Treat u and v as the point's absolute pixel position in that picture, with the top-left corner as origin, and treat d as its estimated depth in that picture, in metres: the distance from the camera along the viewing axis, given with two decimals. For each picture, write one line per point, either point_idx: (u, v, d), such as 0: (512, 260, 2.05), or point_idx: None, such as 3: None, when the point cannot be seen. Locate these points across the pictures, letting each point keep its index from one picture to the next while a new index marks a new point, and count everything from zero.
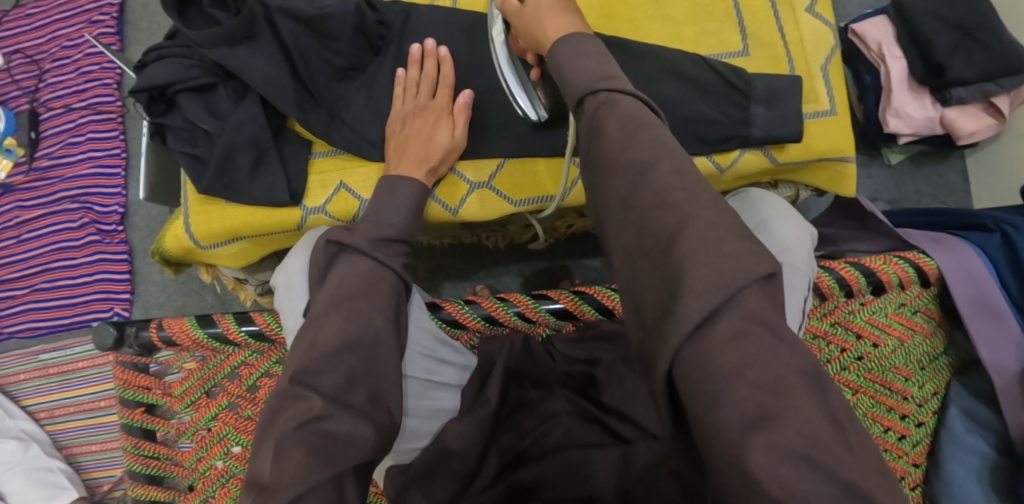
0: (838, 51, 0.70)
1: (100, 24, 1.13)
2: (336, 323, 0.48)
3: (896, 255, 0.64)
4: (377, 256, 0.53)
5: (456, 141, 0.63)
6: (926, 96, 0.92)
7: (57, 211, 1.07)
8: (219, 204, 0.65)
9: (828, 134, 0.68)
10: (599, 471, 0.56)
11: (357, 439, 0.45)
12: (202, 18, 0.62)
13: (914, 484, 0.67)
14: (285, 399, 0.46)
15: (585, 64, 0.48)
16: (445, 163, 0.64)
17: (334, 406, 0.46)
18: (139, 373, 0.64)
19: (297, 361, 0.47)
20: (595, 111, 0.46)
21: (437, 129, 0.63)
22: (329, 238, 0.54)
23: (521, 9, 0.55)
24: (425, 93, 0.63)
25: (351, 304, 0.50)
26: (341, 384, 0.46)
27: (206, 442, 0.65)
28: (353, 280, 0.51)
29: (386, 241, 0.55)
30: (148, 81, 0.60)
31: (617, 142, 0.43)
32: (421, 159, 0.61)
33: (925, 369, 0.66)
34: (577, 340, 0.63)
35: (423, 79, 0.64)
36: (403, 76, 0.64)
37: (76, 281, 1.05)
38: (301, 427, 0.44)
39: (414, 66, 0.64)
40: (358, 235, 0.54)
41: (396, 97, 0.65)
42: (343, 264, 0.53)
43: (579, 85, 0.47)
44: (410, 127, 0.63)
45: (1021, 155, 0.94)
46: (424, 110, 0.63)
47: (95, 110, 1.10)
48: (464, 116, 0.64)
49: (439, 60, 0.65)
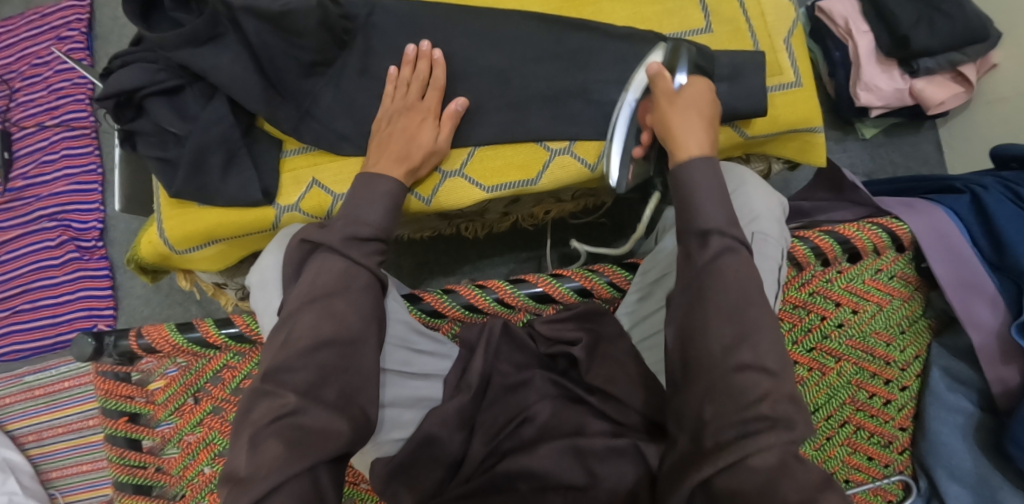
0: (800, 24, 0.71)
1: (69, 40, 1.12)
2: (308, 321, 0.49)
3: (870, 222, 0.64)
4: (353, 255, 0.53)
5: (439, 145, 0.63)
6: (894, 67, 0.93)
7: (35, 231, 1.06)
8: (191, 207, 0.65)
9: (794, 105, 0.68)
10: (588, 459, 0.54)
11: (333, 432, 0.46)
12: (167, 21, 0.63)
13: (903, 447, 0.68)
14: (258, 396, 0.47)
15: (719, 197, 0.51)
16: (426, 165, 0.63)
17: (307, 401, 0.47)
18: (120, 383, 0.64)
19: (270, 359, 0.48)
20: (716, 256, 0.49)
21: (422, 128, 0.62)
22: (303, 237, 0.54)
23: (674, 93, 0.58)
24: (414, 94, 0.63)
25: (325, 302, 0.50)
26: (312, 380, 0.48)
27: (193, 449, 0.64)
28: (327, 277, 0.51)
29: (360, 240, 0.54)
30: (116, 87, 0.60)
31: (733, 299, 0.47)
32: (401, 157, 0.60)
33: (905, 333, 0.67)
34: (557, 320, 0.61)
35: (414, 79, 0.64)
36: (395, 74, 0.64)
37: (57, 299, 1.04)
38: (275, 422, 0.45)
39: (407, 66, 0.64)
40: (332, 232, 0.54)
41: (387, 94, 0.64)
42: (316, 261, 0.53)
43: (706, 217, 0.50)
44: (396, 126, 0.62)
45: (990, 121, 0.95)
46: (410, 110, 0.63)
47: (68, 126, 1.09)
48: (451, 123, 0.64)
49: (433, 62, 0.64)
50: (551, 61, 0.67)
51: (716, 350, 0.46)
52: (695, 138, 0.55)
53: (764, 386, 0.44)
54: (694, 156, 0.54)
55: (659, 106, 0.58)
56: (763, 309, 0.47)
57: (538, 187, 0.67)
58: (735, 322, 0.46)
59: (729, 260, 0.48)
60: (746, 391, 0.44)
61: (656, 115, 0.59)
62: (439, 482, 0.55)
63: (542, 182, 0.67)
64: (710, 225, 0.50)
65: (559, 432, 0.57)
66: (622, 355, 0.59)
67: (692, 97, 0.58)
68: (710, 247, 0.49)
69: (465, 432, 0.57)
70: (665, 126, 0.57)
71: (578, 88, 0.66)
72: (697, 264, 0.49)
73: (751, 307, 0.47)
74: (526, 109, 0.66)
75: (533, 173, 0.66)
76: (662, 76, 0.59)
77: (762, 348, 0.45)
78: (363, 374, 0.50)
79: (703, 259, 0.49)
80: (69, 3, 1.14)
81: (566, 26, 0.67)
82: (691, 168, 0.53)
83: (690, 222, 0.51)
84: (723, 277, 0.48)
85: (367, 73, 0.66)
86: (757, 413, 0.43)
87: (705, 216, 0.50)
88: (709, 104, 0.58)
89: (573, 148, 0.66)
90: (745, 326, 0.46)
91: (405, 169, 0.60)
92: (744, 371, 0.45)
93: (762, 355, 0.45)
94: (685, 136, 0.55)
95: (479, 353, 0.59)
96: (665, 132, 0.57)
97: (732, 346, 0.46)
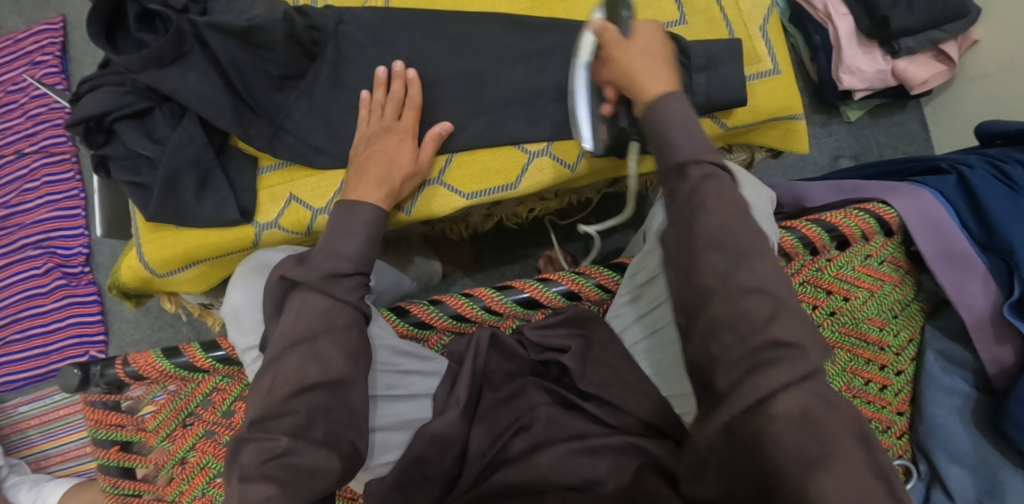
0: (775, 10, 0.70)
1: (44, 65, 1.11)
2: (294, 364, 0.49)
3: (857, 208, 0.64)
4: (337, 293, 0.51)
5: (419, 165, 0.63)
6: (876, 49, 0.93)
7: (20, 260, 1.05)
8: (169, 230, 0.65)
9: (773, 93, 0.68)
10: (588, 463, 0.54)
11: (322, 470, 0.46)
12: (132, 43, 0.61)
13: (901, 432, 0.68)
14: (244, 440, 0.47)
15: (694, 129, 0.47)
16: (407, 187, 0.62)
17: (299, 441, 0.47)
18: (109, 412, 0.62)
19: (256, 407, 0.48)
20: (699, 183, 0.45)
21: (402, 150, 0.61)
22: (282, 273, 0.53)
23: (623, 42, 0.54)
24: (389, 115, 0.62)
25: (309, 345, 0.49)
26: (301, 422, 0.47)
27: (188, 473, 0.63)
28: (310, 318, 0.50)
29: (339, 276, 0.52)
30: (83, 112, 0.59)
31: (717, 226, 0.43)
32: (381, 182, 0.59)
33: (898, 317, 0.66)
34: (545, 325, 0.61)
35: (388, 101, 0.63)
36: (368, 98, 0.63)
37: (47, 328, 1.03)
38: (267, 462, 0.46)
39: (380, 88, 0.63)
40: (312, 269, 0.52)
41: (362, 120, 0.63)
42: (296, 300, 0.51)
43: (683, 151, 0.46)
44: (373, 149, 0.61)
45: (974, 97, 0.95)
46: (388, 132, 0.62)
47: (48, 152, 1.08)
48: (432, 145, 0.63)
49: (408, 81, 0.63)
50: (525, 62, 0.66)
51: (712, 284, 0.42)
52: (656, 77, 0.51)
53: (769, 309, 0.41)
54: (662, 94, 0.49)
55: (611, 55, 0.54)
56: (751, 235, 0.43)
57: (518, 192, 0.66)
58: (723, 249, 0.43)
59: (714, 185, 0.44)
60: (752, 316, 0.41)
61: (614, 68, 0.54)
62: (436, 499, 0.54)
63: (522, 186, 0.66)
64: (686, 156, 0.46)
65: (555, 439, 0.57)
66: (615, 360, 0.59)
67: (644, 41, 0.54)
68: (688, 177, 0.45)
69: (457, 450, 0.55)
70: (624, 72, 0.53)
71: (555, 89, 0.65)
72: (678, 197, 0.45)
73: (742, 230, 0.43)
74: (503, 112, 0.65)
75: (513, 177, 0.66)
76: (606, 29, 0.55)
77: (760, 271, 0.42)
78: (350, 409, 0.49)
79: (684, 192, 0.45)
80: (41, 27, 1.13)
81: (540, 26, 0.67)
82: (665, 104, 0.48)
83: (665, 158, 0.47)
84: (706, 208, 0.44)
85: (338, 84, 0.65)
86: (768, 337, 0.40)
87: (682, 148, 0.46)
88: (662, 46, 0.54)
89: (551, 150, 0.66)
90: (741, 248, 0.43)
91: (384, 193, 0.59)
92: (744, 297, 0.41)
93: (762, 278, 0.42)
94: (647, 79, 0.51)
95: (467, 365, 0.58)
96: (626, 79, 0.52)
97: (729, 276, 0.42)
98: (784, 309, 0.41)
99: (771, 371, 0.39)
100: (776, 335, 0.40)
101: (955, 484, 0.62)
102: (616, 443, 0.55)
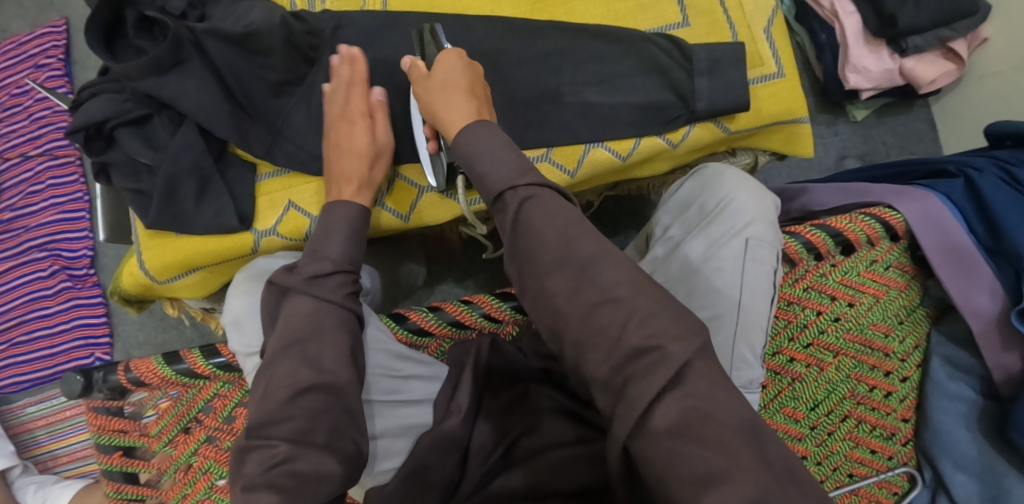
0: (780, 11, 0.69)
1: (47, 68, 1.11)
2: (290, 368, 0.48)
3: (862, 213, 0.63)
4: (319, 291, 0.52)
5: (379, 143, 0.62)
6: (883, 47, 0.91)
7: (26, 262, 1.06)
8: (169, 237, 0.65)
9: (777, 96, 0.67)
10: (583, 468, 0.54)
11: (325, 475, 0.46)
12: (131, 49, 0.61)
13: (906, 438, 0.66)
14: (246, 449, 0.47)
15: (500, 154, 0.49)
16: (377, 169, 0.62)
17: (299, 447, 0.46)
18: (111, 418, 0.62)
19: (255, 412, 0.48)
20: (519, 207, 0.46)
21: (355, 135, 0.60)
22: (272, 280, 0.54)
23: (427, 76, 0.58)
24: (345, 100, 0.61)
25: (302, 348, 0.49)
26: (302, 427, 0.47)
27: (189, 478, 0.63)
28: (298, 321, 0.51)
29: (323, 276, 0.53)
30: (84, 118, 0.59)
31: (552, 243, 0.44)
32: (353, 175, 0.60)
33: (903, 323, 0.65)
34: (535, 335, 0.64)
35: (341, 84, 0.62)
36: (329, 91, 0.62)
37: (53, 330, 1.04)
38: (270, 470, 0.45)
39: (335, 77, 0.62)
40: (297, 275, 0.53)
41: (325, 113, 0.63)
42: (287, 305, 0.52)
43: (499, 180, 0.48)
44: (331, 140, 0.61)
45: (983, 96, 0.93)
46: (341, 118, 0.61)
47: (51, 155, 1.08)
48: (382, 117, 0.63)
49: (353, 60, 0.62)
50: (524, 66, 0.65)
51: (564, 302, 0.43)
52: (456, 111, 0.54)
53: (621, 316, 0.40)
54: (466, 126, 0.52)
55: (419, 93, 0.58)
56: (587, 242, 0.43)
57: None
58: (568, 264, 0.43)
59: (535, 204, 0.46)
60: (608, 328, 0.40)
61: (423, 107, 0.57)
62: None
63: None
64: (501, 184, 0.47)
65: (556, 443, 0.57)
66: None
67: (444, 74, 0.57)
68: (508, 204, 0.47)
69: (459, 455, 0.55)
70: (429, 109, 0.56)
71: (551, 93, 0.65)
72: (507, 226, 0.46)
73: (574, 241, 0.43)
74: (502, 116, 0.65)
75: None
76: (414, 66, 0.59)
77: (607, 278, 0.42)
78: (350, 411, 0.49)
79: (511, 220, 0.46)
80: (44, 30, 1.13)
81: (540, 30, 0.66)
82: (470, 136, 0.51)
83: (486, 188, 0.48)
84: (534, 229, 0.45)
85: None
86: (629, 347, 0.39)
87: (495, 178, 0.48)
88: (467, 76, 0.57)
89: (551, 155, 0.65)
90: (581, 260, 0.43)
91: (356, 186, 0.59)
92: (602, 309, 0.41)
93: (607, 286, 0.41)
94: (452, 113, 0.54)
95: (468, 371, 0.58)
96: (434, 118, 0.56)
97: None
98: (635, 312, 0.40)
99: (641, 381, 0.38)
100: (634, 343, 0.39)
101: (960, 492, 0.62)
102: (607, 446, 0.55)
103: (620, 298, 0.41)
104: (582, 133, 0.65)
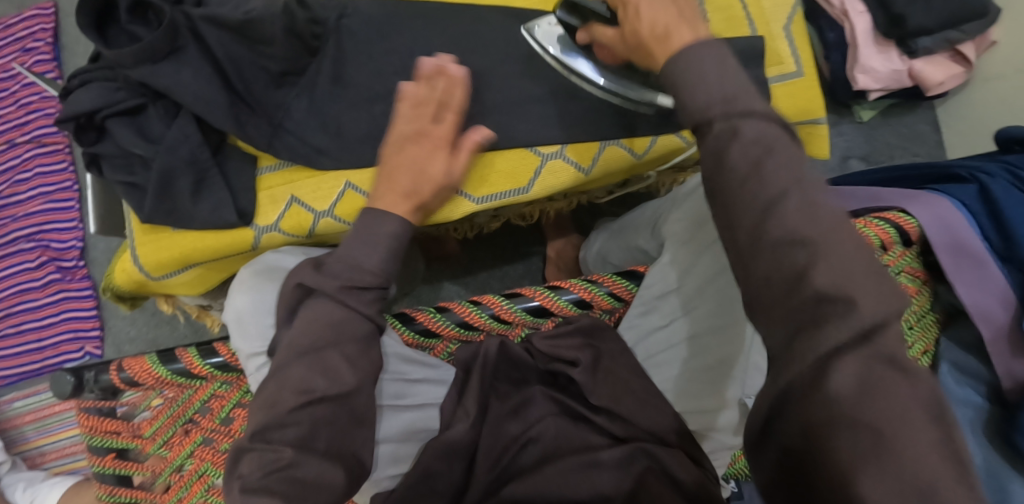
0: (799, 10, 0.68)
1: (35, 51, 1.07)
2: (301, 374, 0.47)
3: (876, 218, 0.63)
4: (352, 302, 0.50)
5: (451, 178, 0.58)
6: (892, 48, 0.91)
7: (13, 253, 1.02)
8: (164, 231, 0.62)
9: (794, 96, 0.66)
10: (602, 475, 0.52)
11: (325, 483, 0.44)
12: (124, 35, 0.58)
13: None
14: (244, 450, 0.45)
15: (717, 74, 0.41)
16: (437, 198, 0.58)
17: (302, 453, 0.45)
18: (104, 418, 0.60)
19: (258, 414, 0.46)
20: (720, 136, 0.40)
21: (433, 159, 0.57)
22: (299, 280, 0.52)
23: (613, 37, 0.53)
24: (428, 117, 0.58)
25: (320, 356, 0.48)
26: (304, 434, 0.45)
27: (184, 482, 0.59)
28: (318, 328, 0.49)
29: (360, 288, 0.51)
30: (73, 108, 0.57)
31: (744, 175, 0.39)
32: (408, 193, 0.56)
33: (913, 327, 0.64)
34: (556, 335, 0.58)
35: (432, 99, 0.58)
36: (409, 94, 0.58)
37: (41, 322, 1.01)
38: (269, 475, 0.43)
39: (424, 84, 0.58)
40: (330, 277, 0.51)
41: (400, 117, 0.58)
42: (309, 307, 0.50)
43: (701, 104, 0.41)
44: (402, 155, 0.57)
45: (987, 98, 0.93)
46: (422, 136, 0.57)
47: (39, 142, 1.05)
48: (468, 152, 0.59)
49: (452, 79, 0.59)
50: (536, 61, 0.64)
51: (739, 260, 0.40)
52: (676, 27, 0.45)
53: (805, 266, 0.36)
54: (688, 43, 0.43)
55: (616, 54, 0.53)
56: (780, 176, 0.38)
57: (529, 195, 0.64)
58: (751, 202, 0.38)
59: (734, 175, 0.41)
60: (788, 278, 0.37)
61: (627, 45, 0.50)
62: None
63: (534, 189, 0.64)
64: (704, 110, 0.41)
65: (566, 451, 0.55)
66: (627, 372, 0.56)
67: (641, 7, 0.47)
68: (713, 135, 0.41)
69: (465, 461, 0.54)
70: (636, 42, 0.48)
71: (565, 89, 0.64)
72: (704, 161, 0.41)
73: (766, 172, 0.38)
74: (511, 111, 0.63)
75: (524, 181, 0.64)
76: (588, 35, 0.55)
77: (795, 219, 0.37)
78: (355, 415, 0.48)
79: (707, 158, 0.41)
80: (32, 12, 1.09)
81: None
82: (687, 57, 0.42)
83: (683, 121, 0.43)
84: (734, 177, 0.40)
85: (340, 81, 0.62)
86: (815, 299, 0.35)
87: (704, 100, 0.41)
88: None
89: (564, 152, 0.64)
90: (767, 198, 0.38)
91: (413, 204, 0.56)
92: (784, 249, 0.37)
93: (794, 225, 0.37)
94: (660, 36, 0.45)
95: (477, 378, 0.57)
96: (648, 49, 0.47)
97: None
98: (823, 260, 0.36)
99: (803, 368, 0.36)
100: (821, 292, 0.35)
101: None
102: (622, 453, 0.53)
103: (811, 239, 0.36)
104: (597, 132, 0.64)
